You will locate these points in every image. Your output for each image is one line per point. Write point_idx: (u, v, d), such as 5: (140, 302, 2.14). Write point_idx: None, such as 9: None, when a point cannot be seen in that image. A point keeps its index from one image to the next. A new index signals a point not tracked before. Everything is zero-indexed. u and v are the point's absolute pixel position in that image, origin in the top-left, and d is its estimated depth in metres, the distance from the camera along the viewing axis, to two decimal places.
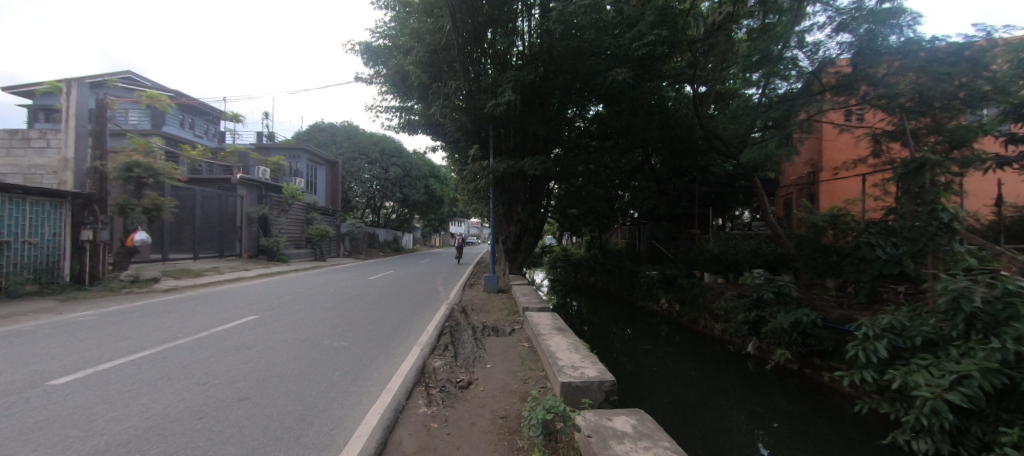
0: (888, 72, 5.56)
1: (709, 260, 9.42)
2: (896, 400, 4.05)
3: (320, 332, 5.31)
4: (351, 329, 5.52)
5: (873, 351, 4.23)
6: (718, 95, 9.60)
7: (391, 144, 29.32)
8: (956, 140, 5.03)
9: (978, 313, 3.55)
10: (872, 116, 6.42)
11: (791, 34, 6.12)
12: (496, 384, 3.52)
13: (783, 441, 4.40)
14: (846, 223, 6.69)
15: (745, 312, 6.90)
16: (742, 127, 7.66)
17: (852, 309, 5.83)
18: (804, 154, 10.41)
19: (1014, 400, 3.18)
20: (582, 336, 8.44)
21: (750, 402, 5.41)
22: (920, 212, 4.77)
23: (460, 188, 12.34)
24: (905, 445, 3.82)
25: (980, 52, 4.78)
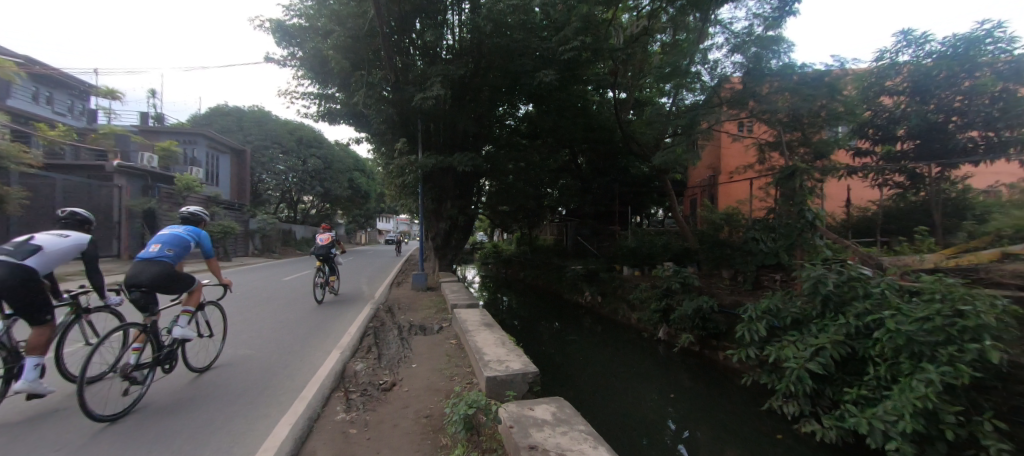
0: (769, 91, 6.43)
1: (627, 256, 10.18)
2: (773, 372, 4.74)
3: (236, 334, 4.99)
4: (265, 331, 5.19)
5: (756, 331, 4.85)
6: (636, 103, 10.36)
7: (310, 133, 27.11)
8: (817, 151, 6.11)
9: (831, 295, 4.32)
10: (758, 129, 7.39)
11: (695, 51, 6.85)
12: (421, 383, 3.44)
13: (687, 414, 4.97)
14: (738, 221, 7.70)
15: (657, 301, 7.52)
16: (655, 133, 8.39)
17: (741, 294, 6.69)
18: (706, 159, 11.90)
19: (854, 365, 3.93)
20: (512, 330, 8.62)
21: (660, 382, 5.99)
22: (792, 212, 5.68)
23: (386, 182, 11.81)
24: (779, 409, 4.50)
25: (836, 80, 5.86)
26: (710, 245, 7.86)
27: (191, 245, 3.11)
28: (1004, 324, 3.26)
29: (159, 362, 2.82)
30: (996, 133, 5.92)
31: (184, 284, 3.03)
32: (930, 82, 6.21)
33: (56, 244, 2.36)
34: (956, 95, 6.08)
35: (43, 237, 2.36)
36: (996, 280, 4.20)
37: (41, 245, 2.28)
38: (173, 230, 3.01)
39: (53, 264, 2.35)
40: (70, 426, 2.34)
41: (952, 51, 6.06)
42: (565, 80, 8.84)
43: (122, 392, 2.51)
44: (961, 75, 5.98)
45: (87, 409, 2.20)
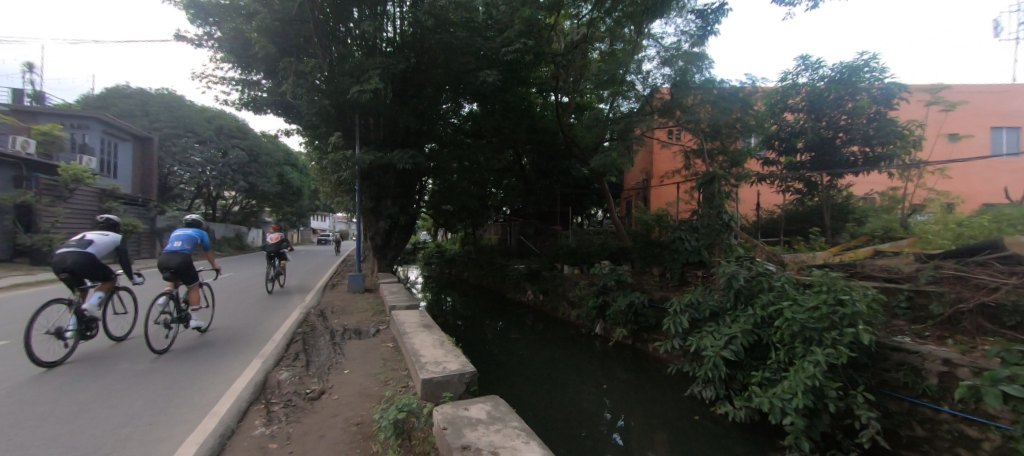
0: (694, 102, 6.96)
1: (567, 255, 10.52)
2: (693, 360, 5.18)
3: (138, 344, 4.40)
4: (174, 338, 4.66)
5: (680, 323, 5.28)
6: (577, 107, 10.72)
7: (232, 122, 24.65)
8: (732, 160, 6.96)
9: (742, 288, 4.82)
10: (684, 137, 8.05)
11: (630, 61, 7.26)
12: (353, 390, 3.28)
13: (620, 405, 5.26)
14: (667, 222, 8.31)
15: (594, 298, 7.86)
16: (594, 137, 8.75)
17: (668, 289, 7.16)
18: (639, 163, 12.70)
19: (760, 352, 4.41)
20: (454, 331, 8.52)
21: (595, 374, 6.29)
22: (711, 213, 6.26)
23: (320, 178, 11.10)
24: (699, 394, 4.92)
25: (748, 95, 6.64)
26: (642, 244, 8.37)
27: (196, 241, 4.62)
28: (873, 311, 3.84)
29: (179, 319, 4.34)
30: (871, 148, 6.94)
31: (193, 273, 4.44)
32: (823, 101, 7.15)
33: (105, 239, 3.93)
34: (842, 115, 7.07)
35: (93, 235, 3.91)
36: (869, 273, 4.92)
37: (92, 240, 3.82)
38: (182, 229, 4.59)
39: (103, 252, 3.93)
40: (74, 382, 3.17)
41: (838, 76, 6.98)
42: (508, 82, 9.04)
43: (162, 335, 4.14)
44: (845, 98, 7.00)
45: (145, 341, 3.81)
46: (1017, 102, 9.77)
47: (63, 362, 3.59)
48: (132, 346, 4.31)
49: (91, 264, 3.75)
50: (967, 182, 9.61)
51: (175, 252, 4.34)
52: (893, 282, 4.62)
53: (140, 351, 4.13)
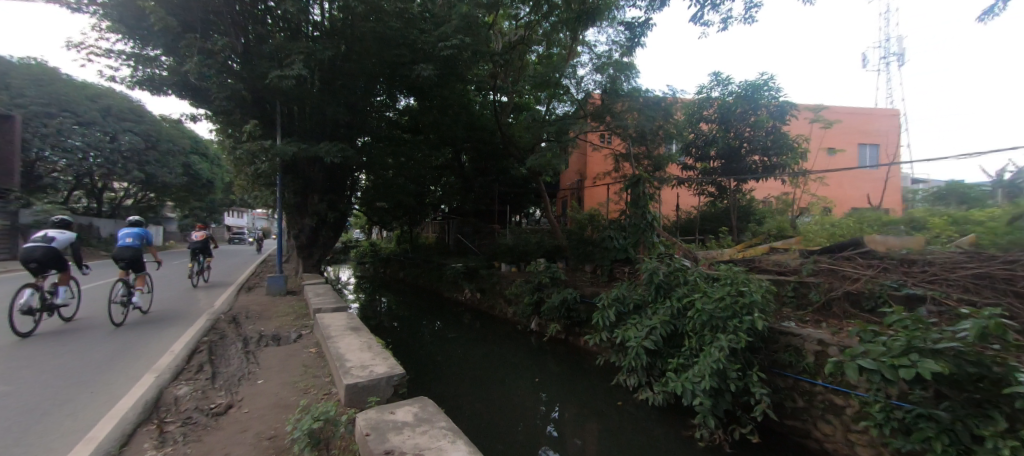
0: (623, 109, 7.40)
1: (505, 253, 10.64)
2: (619, 351, 5.51)
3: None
4: (45, 351, 4.00)
5: (608, 317, 5.59)
6: (515, 107, 10.85)
7: (122, 101, 21.25)
8: (655, 164, 7.56)
9: (662, 283, 5.24)
10: (614, 141, 8.60)
11: (565, 66, 7.54)
12: (266, 401, 3.01)
13: (551, 397, 5.47)
14: (599, 221, 8.73)
15: (529, 295, 8.01)
16: (532, 138, 8.96)
17: (598, 285, 7.50)
18: (574, 164, 13.22)
19: (676, 340, 4.82)
20: (388, 332, 8.21)
21: (530, 369, 6.45)
22: (637, 213, 6.71)
23: (235, 171, 10.04)
24: (624, 382, 5.25)
25: (670, 104, 7.23)
26: (575, 242, 8.70)
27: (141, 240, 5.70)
28: (766, 301, 4.38)
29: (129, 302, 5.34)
30: (768, 158, 7.90)
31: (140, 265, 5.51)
32: (731, 115, 7.96)
33: (63, 237, 4.90)
34: (746, 127, 7.94)
35: (53, 233, 4.81)
36: (764, 267, 5.60)
37: (54, 238, 4.73)
38: (129, 228, 5.63)
39: (62, 247, 4.87)
40: None
41: (743, 93, 7.83)
42: (445, 78, 8.81)
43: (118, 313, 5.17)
44: (749, 112, 7.87)
45: (109, 315, 4.86)
46: (877, 123, 11.72)
47: (31, 333, 4.54)
48: (83, 324, 5.23)
49: (53, 256, 4.71)
50: (840, 189, 11.39)
51: (126, 247, 5.45)
52: (782, 274, 5.32)
53: (94, 327, 5.08)
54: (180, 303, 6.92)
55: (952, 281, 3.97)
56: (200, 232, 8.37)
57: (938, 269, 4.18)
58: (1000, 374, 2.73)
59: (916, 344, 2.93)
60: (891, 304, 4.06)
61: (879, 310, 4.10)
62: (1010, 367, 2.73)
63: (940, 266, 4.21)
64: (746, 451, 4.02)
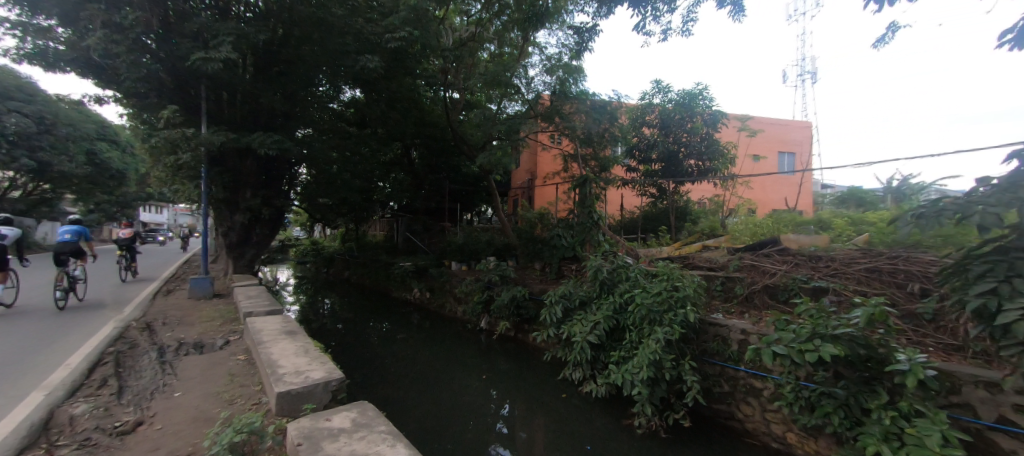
0: (572, 111, 7.62)
1: (455, 251, 10.51)
2: (565, 346, 5.66)
3: None
4: None
5: (554, 313, 5.72)
6: (466, 104, 10.76)
7: (8, 75, 18.24)
8: (601, 165, 8.07)
9: (606, 279, 5.46)
10: (563, 142, 8.87)
11: (516, 66, 7.58)
12: (183, 415, 2.74)
13: (499, 394, 5.51)
14: (548, 220, 8.92)
15: (479, 294, 7.99)
16: (483, 135, 8.91)
17: (547, 282, 7.63)
18: (524, 163, 13.39)
19: (618, 334, 5.04)
20: (331, 336, 7.83)
21: (479, 367, 6.45)
22: (583, 212, 6.96)
23: (151, 161, 9.01)
24: (569, 377, 5.41)
25: (615, 108, 7.54)
26: (525, 241, 8.80)
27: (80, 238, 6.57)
28: (698, 295, 4.73)
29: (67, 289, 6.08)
30: (703, 163, 8.47)
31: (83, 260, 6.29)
32: (671, 121, 8.50)
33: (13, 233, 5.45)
34: (683, 132, 8.48)
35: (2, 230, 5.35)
36: (697, 264, 6.02)
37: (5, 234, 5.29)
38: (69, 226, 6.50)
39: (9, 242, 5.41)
40: None
41: (682, 101, 8.43)
42: (393, 71, 8.53)
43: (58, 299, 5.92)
44: (686, 119, 8.44)
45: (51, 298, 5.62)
46: (794, 133, 13.05)
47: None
48: (20, 310, 5.85)
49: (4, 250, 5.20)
50: (763, 192, 12.56)
51: (67, 243, 6.37)
52: (712, 270, 5.75)
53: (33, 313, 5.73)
54: (82, 309, 6.12)
55: (849, 274, 4.53)
56: (127, 231, 8.80)
57: (838, 264, 4.74)
58: (883, 354, 3.17)
59: (819, 331, 3.31)
60: (801, 295, 4.54)
61: (791, 301, 4.57)
62: (891, 348, 3.18)
63: (841, 262, 4.77)
64: (679, 435, 4.31)
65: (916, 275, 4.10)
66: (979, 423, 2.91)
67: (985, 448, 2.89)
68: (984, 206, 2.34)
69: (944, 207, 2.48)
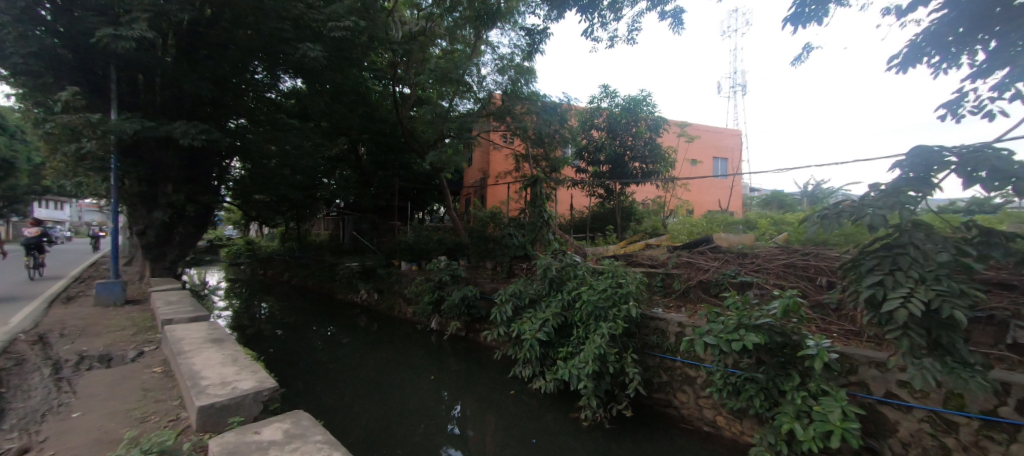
0: (522, 111, 7.69)
1: (404, 251, 10.22)
2: (515, 344, 5.71)
3: None
4: None
5: (505, 311, 5.76)
6: (416, 100, 10.60)
7: None
8: (552, 165, 8.27)
9: (554, 277, 5.59)
10: (515, 142, 8.97)
11: (468, 64, 7.46)
12: (81, 438, 2.42)
13: (450, 394, 5.45)
14: (500, 219, 8.97)
15: (430, 294, 7.85)
16: (434, 133, 8.74)
17: (498, 281, 7.66)
18: (477, 162, 13.36)
19: (566, 331, 5.18)
20: (269, 342, 7.33)
21: (429, 368, 6.35)
22: (533, 211, 7.09)
23: (46, 149, 7.87)
24: (520, 374, 5.48)
25: (564, 111, 7.76)
26: (477, 240, 8.77)
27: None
28: (640, 290, 4.98)
29: None
30: (646, 166, 8.90)
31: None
32: (618, 125, 8.86)
33: None
34: (629, 136, 8.89)
35: None
36: (640, 262, 6.34)
37: None
38: None
39: None
40: None
41: (627, 106, 8.81)
42: (337, 62, 8.02)
43: None
44: (631, 123, 8.84)
45: None
46: (727, 140, 14.15)
47: None
48: None
49: None
50: (699, 194, 13.51)
51: None
52: (653, 267, 6.08)
53: None
54: None
55: (770, 269, 4.99)
56: (35, 228, 8.62)
57: (761, 260, 5.21)
58: (796, 341, 3.54)
59: (743, 322, 3.61)
60: (730, 289, 4.94)
61: (721, 295, 4.98)
62: (802, 335, 3.55)
63: (763, 258, 5.24)
64: (622, 424, 4.53)
65: (823, 269, 4.61)
66: (872, 398, 3.34)
67: (875, 419, 3.33)
68: (874, 208, 2.68)
69: (844, 210, 2.81)
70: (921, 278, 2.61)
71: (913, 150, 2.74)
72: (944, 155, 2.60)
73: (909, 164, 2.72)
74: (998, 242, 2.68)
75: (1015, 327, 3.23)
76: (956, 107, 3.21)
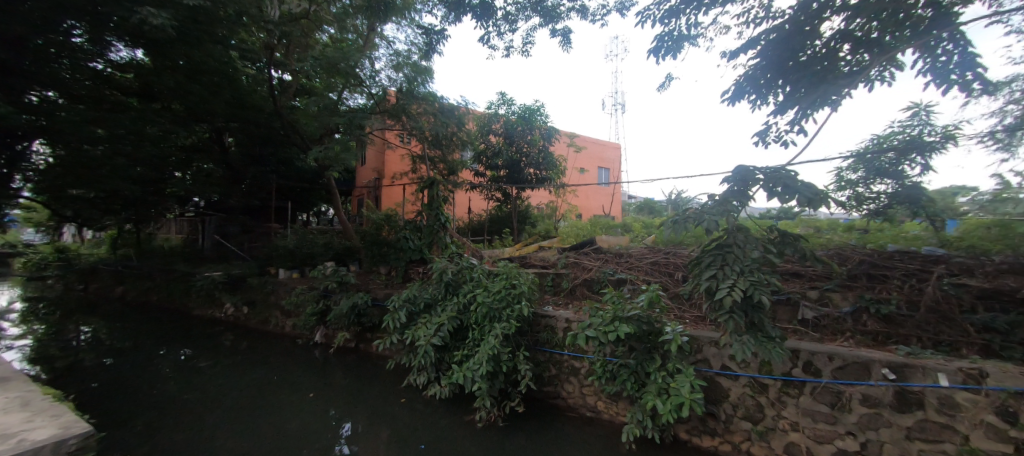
0: (418, 112, 7.53)
1: (284, 257, 9.12)
2: (409, 351, 5.48)
3: None
4: None
5: (397, 318, 5.48)
6: (298, 89, 9.62)
7: None
8: (449, 168, 8.36)
9: (451, 280, 5.55)
10: (412, 143, 8.74)
11: (359, 56, 7.01)
12: None
13: (337, 412, 4.99)
14: (395, 221, 8.59)
15: (314, 304, 7.15)
16: (320, 127, 7.97)
17: (392, 287, 7.32)
18: (371, 161, 12.60)
19: (460, 334, 5.18)
20: (89, 375, 5.82)
21: (311, 386, 5.74)
22: (430, 213, 6.97)
23: None
24: (415, 383, 5.29)
25: (461, 114, 7.82)
26: (369, 244, 8.25)
27: None
28: (531, 290, 5.24)
29: None
30: (540, 172, 9.41)
31: None
32: (513, 131, 9.26)
33: None
34: (524, 143, 9.30)
35: None
36: (533, 263, 6.69)
37: None
38: None
39: None
40: None
41: (522, 115, 9.32)
42: (189, 37, 6.65)
43: None
44: (526, 131, 9.30)
45: None
46: (610, 152, 15.80)
47: None
48: None
49: None
50: (587, 200, 14.85)
51: None
52: (545, 268, 6.48)
53: None
54: None
55: (640, 267, 5.71)
56: None
57: (633, 259, 5.93)
58: (657, 328, 4.10)
59: (617, 314, 4.06)
60: (608, 285, 5.53)
61: (601, 291, 5.53)
62: (662, 323, 4.13)
63: (635, 258, 5.97)
64: (514, 421, 4.70)
65: (678, 265, 5.45)
66: (712, 371, 4.04)
67: (714, 389, 4.03)
68: (710, 214, 3.25)
69: (689, 216, 3.33)
70: (740, 271, 3.26)
71: (736, 169, 3.38)
72: (755, 174, 3.30)
73: (733, 179, 3.38)
74: (789, 242, 3.49)
75: (802, 306, 4.26)
76: (765, 136, 4.10)
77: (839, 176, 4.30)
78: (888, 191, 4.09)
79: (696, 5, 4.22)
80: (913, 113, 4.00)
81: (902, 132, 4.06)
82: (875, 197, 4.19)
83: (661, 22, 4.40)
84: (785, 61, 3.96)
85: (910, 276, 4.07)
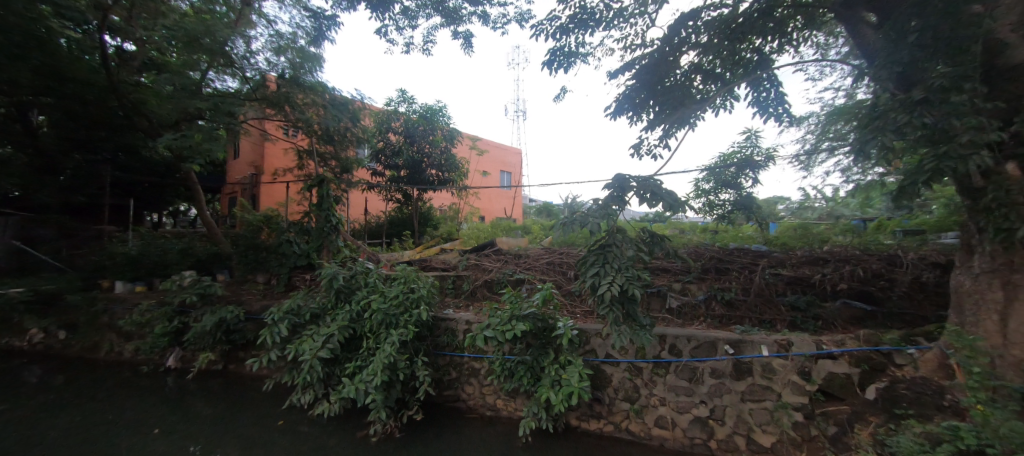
0: (305, 102, 6.83)
1: (123, 266, 7.43)
2: (292, 368, 4.91)
3: None
4: None
5: (278, 332, 4.87)
6: (145, 63, 7.94)
7: None
8: (342, 166, 7.74)
9: (343, 287, 5.12)
10: (298, 136, 7.89)
11: (229, 33, 6.07)
12: None
13: (197, 446, 4.23)
14: (277, 223, 7.66)
15: (165, 322, 5.97)
16: (175, 111, 6.71)
17: (272, 297, 6.49)
18: (247, 154, 11.03)
19: (353, 345, 4.82)
20: None
21: (161, 420, 4.77)
22: (319, 215, 6.37)
23: None
24: (298, 402, 4.74)
25: (356, 109, 7.30)
26: (243, 249, 7.20)
27: None
28: (431, 294, 5.13)
29: None
30: (442, 173, 9.28)
31: None
32: (414, 131, 9.00)
33: None
34: (426, 143, 9.10)
35: None
36: (433, 266, 6.57)
37: None
38: None
39: None
40: None
41: (423, 114, 9.11)
42: None
43: None
44: (428, 131, 9.12)
45: None
46: (511, 157, 16.34)
47: None
48: None
49: None
50: (490, 203, 15.13)
51: None
52: (445, 270, 6.43)
53: None
54: None
55: (536, 267, 6.02)
56: None
57: (530, 260, 6.23)
58: (551, 324, 4.37)
59: (514, 313, 4.22)
60: (507, 286, 5.72)
61: (500, 292, 5.68)
62: (555, 319, 4.41)
63: (531, 259, 6.28)
64: (412, 429, 4.55)
65: (569, 265, 5.89)
66: (598, 360, 4.44)
67: (600, 376, 4.44)
68: (593, 218, 3.57)
69: (577, 218, 3.61)
70: (619, 269, 3.64)
71: (616, 178, 3.77)
72: (630, 182, 3.72)
73: (613, 186, 3.76)
74: (658, 242, 4.02)
75: (669, 297, 4.95)
76: (640, 148, 4.65)
77: (696, 186, 5.08)
78: (730, 199, 4.95)
79: (583, 26, 4.61)
80: (747, 136, 4.95)
81: (740, 151, 4.99)
82: (722, 204, 5.04)
83: (554, 37, 4.70)
84: (654, 85, 4.56)
85: (745, 268, 5.02)
